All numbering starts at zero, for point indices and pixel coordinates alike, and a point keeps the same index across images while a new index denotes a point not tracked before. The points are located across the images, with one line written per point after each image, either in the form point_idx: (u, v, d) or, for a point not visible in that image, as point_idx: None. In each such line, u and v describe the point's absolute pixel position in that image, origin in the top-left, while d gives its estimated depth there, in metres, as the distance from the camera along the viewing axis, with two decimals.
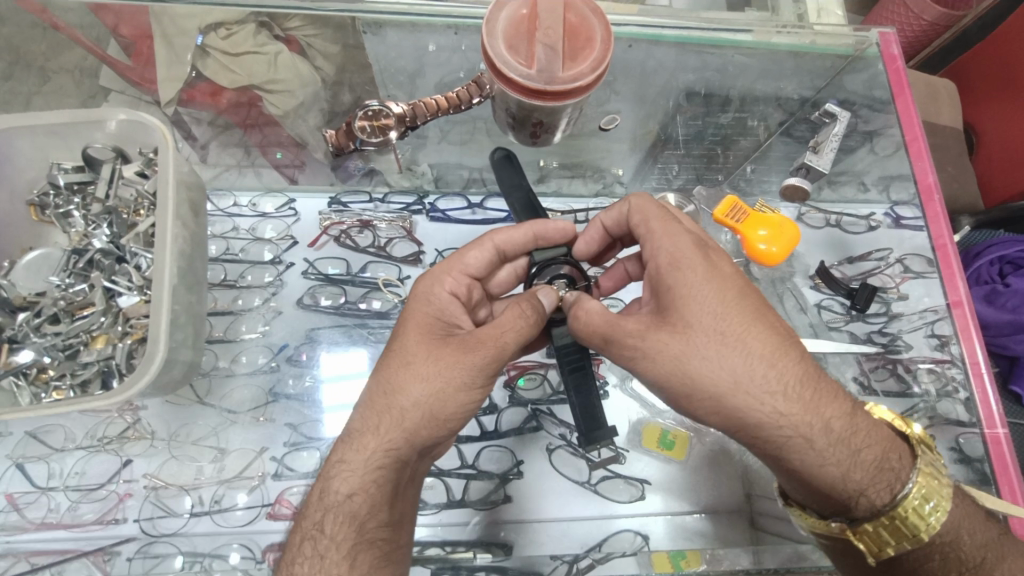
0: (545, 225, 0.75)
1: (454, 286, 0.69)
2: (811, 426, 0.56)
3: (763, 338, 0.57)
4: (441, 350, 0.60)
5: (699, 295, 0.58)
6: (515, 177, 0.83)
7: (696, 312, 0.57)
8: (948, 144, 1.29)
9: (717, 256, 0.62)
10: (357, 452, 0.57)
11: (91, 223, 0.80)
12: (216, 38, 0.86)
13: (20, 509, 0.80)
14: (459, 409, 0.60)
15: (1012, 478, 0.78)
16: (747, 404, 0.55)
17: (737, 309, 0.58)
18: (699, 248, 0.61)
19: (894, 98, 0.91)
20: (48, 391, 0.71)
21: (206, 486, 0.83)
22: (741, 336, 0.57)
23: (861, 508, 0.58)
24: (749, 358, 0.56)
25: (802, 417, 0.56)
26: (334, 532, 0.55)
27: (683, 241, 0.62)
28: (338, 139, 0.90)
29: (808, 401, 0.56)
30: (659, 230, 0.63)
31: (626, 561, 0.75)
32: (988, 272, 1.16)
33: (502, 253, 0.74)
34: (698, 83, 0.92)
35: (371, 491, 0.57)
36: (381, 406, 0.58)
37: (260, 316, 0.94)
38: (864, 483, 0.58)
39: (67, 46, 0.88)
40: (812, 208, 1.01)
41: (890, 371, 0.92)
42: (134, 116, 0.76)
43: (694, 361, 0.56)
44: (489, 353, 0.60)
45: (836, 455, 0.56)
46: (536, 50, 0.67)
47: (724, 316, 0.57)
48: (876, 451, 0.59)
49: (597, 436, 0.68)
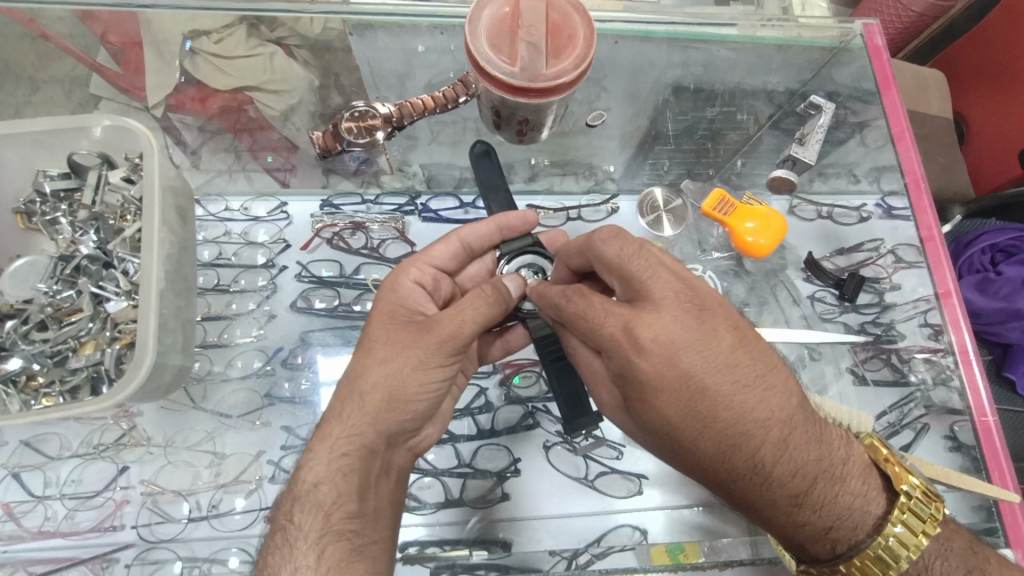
0: (507, 215, 0.76)
1: (419, 277, 0.70)
2: (754, 500, 0.54)
3: (717, 428, 0.51)
4: (398, 333, 0.61)
5: (649, 394, 0.52)
6: (491, 175, 0.84)
7: (643, 404, 0.53)
8: (938, 135, 1.29)
9: (677, 346, 0.51)
10: (323, 439, 0.59)
11: (79, 230, 0.80)
12: (207, 42, 0.86)
13: (16, 518, 0.80)
14: (419, 389, 0.60)
15: (1002, 462, 0.80)
16: (692, 474, 0.56)
17: (690, 405, 0.51)
18: (661, 331, 0.52)
19: (880, 92, 0.92)
20: (37, 398, 0.72)
21: (203, 491, 0.83)
22: (694, 425, 0.52)
23: (830, 555, 0.56)
24: (698, 446, 0.53)
25: (759, 493, 0.53)
26: (301, 522, 0.56)
27: (634, 330, 0.52)
28: (325, 141, 0.90)
29: (764, 478, 0.52)
30: (608, 317, 0.54)
31: (624, 556, 0.77)
32: (980, 261, 1.16)
33: (468, 246, 0.75)
34: (686, 78, 0.92)
35: (336, 477, 0.58)
36: (346, 392, 0.61)
37: (256, 319, 0.94)
38: (834, 538, 0.55)
39: (57, 55, 0.88)
40: (803, 201, 1.01)
41: (884, 361, 0.92)
42: (118, 122, 0.76)
43: (645, 433, 0.57)
44: (445, 331, 0.60)
45: (780, 520, 0.55)
46: (519, 48, 0.67)
47: (673, 412, 0.52)
48: (841, 522, 0.55)
49: (581, 423, 0.71)
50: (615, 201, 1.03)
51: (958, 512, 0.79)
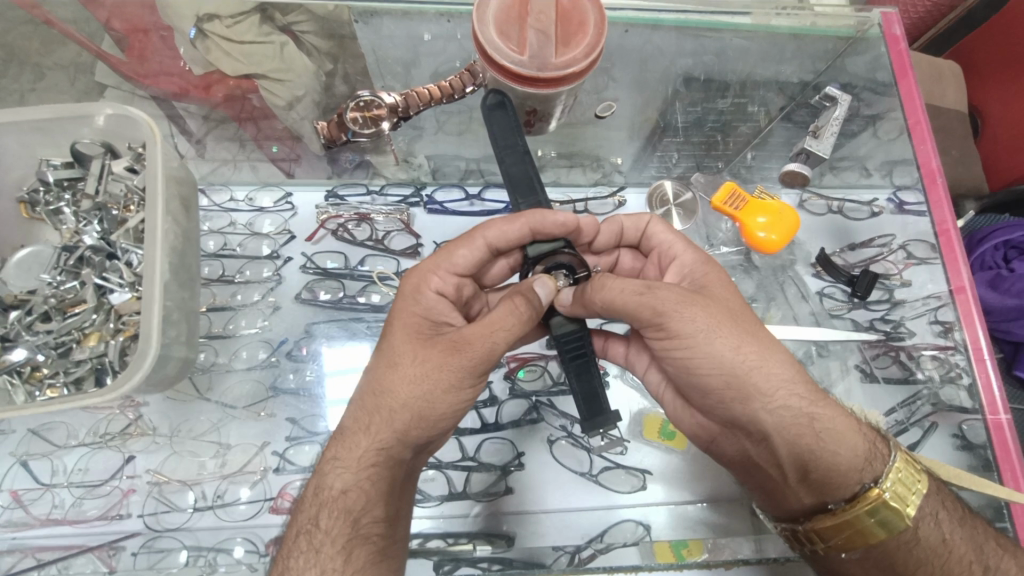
0: (543, 218, 0.69)
1: (441, 285, 0.68)
2: (817, 388, 0.63)
3: (762, 322, 0.65)
4: (428, 351, 0.61)
5: (721, 278, 0.68)
6: (505, 133, 0.74)
7: (722, 287, 0.67)
8: (953, 128, 1.27)
9: (718, 269, 0.69)
10: (350, 449, 0.59)
11: (82, 221, 0.80)
12: (219, 26, 0.85)
13: (25, 505, 0.80)
14: (448, 408, 0.61)
15: (1015, 465, 0.78)
16: (771, 362, 0.62)
17: (741, 301, 0.66)
18: (706, 262, 0.70)
19: (897, 81, 0.90)
20: (41, 389, 0.72)
21: (208, 481, 0.83)
22: (751, 318, 0.64)
23: (878, 464, 0.62)
24: (756, 333, 0.63)
25: (809, 389, 0.63)
26: (328, 527, 0.57)
27: (691, 245, 0.73)
28: (329, 131, 0.89)
29: (804, 374, 0.63)
30: (674, 243, 0.74)
31: (628, 551, 0.76)
32: (992, 258, 1.14)
33: (494, 249, 0.72)
34: (696, 68, 0.91)
35: (366, 487, 0.58)
36: (371, 406, 0.60)
37: (260, 310, 0.94)
38: (869, 439, 0.64)
39: (60, 41, 0.89)
40: (813, 195, 0.99)
41: (893, 358, 0.90)
42: (120, 111, 0.76)
43: (731, 320, 0.63)
44: (478, 353, 0.60)
45: (840, 413, 0.63)
46: (527, 35, 0.66)
47: (734, 305, 0.65)
48: (865, 424, 0.65)
49: (598, 422, 0.67)
50: (621, 194, 1.01)
51: None
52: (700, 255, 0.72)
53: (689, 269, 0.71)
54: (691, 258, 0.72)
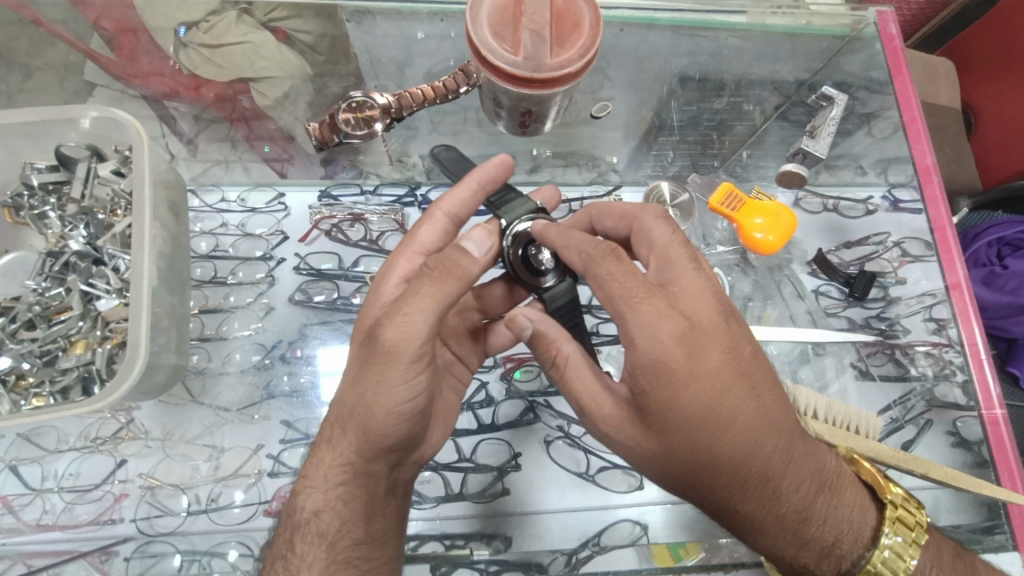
0: (482, 166, 0.69)
1: (407, 269, 0.69)
2: (797, 479, 0.57)
3: (733, 432, 0.54)
4: (359, 355, 0.56)
5: (683, 391, 0.52)
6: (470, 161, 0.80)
7: (681, 404, 0.53)
8: (947, 125, 1.27)
9: (686, 369, 0.52)
10: (317, 467, 0.59)
11: (67, 225, 0.78)
12: (198, 33, 0.86)
13: (15, 512, 0.79)
14: (386, 410, 0.55)
15: (1011, 461, 0.79)
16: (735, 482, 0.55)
17: (706, 417, 0.53)
18: (672, 353, 0.52)
19: (894, 78, 0.90)
20: (26, 399, 0.71)
21: (202, 485, 0.82)
22: (717, 438, 0.54)
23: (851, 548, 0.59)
24: (714, 459, 0.54)
25: (784, 487, 0.56)
26: (303, 553, 0.56)
27: (668, 323, 0.52)
28: (321, 133, 0.87)
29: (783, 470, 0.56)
30: (644, 311, 0.52)
31: (625, 553, 0.77)
32: (986, 254, 1.15)
33: (458, 219, 0.72)
34: (692, 67, 0.90)
35: (337, 507, 0.58)
36: (335, 417, 0.59)
37: (253, 312, 0.93)
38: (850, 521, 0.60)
39: (49, 41, 0.86)
40: (809, 193, 0.99)
41: (889, 356, 0.89)
42: (106, 114, 0.74)
43: (691, 448, 0.54)
44: (398, 344, 0.53)
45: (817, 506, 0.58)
46: (522, 36, 0.66)
47: (693, 431, 0.53)
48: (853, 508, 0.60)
49: None
50: (618, 194, 0.98)
51: (961, 510, 0.78)
52: (673, 337, 0.52)
53: (652, 360, 0.53)
54: (657, 344, 0.52)
